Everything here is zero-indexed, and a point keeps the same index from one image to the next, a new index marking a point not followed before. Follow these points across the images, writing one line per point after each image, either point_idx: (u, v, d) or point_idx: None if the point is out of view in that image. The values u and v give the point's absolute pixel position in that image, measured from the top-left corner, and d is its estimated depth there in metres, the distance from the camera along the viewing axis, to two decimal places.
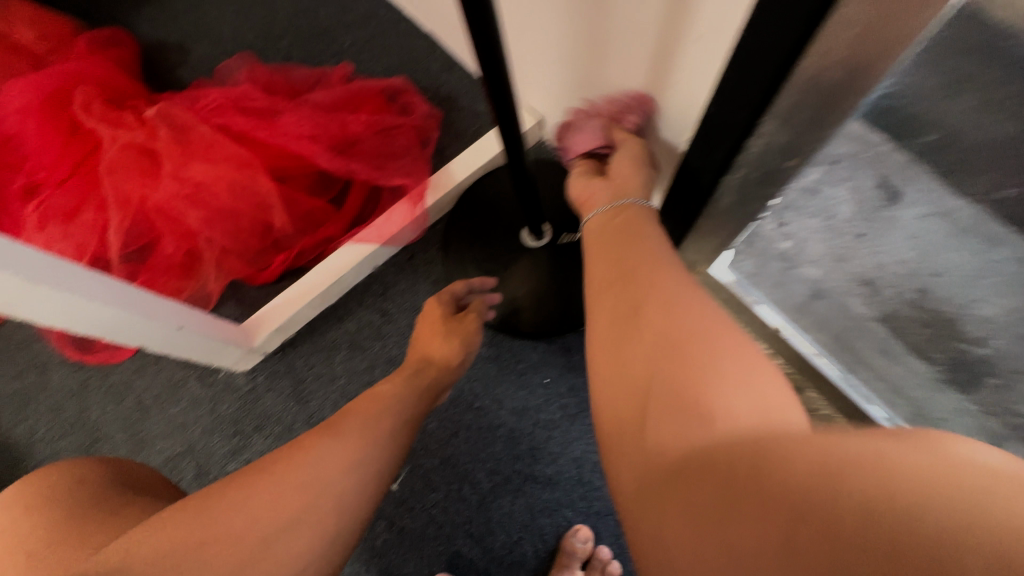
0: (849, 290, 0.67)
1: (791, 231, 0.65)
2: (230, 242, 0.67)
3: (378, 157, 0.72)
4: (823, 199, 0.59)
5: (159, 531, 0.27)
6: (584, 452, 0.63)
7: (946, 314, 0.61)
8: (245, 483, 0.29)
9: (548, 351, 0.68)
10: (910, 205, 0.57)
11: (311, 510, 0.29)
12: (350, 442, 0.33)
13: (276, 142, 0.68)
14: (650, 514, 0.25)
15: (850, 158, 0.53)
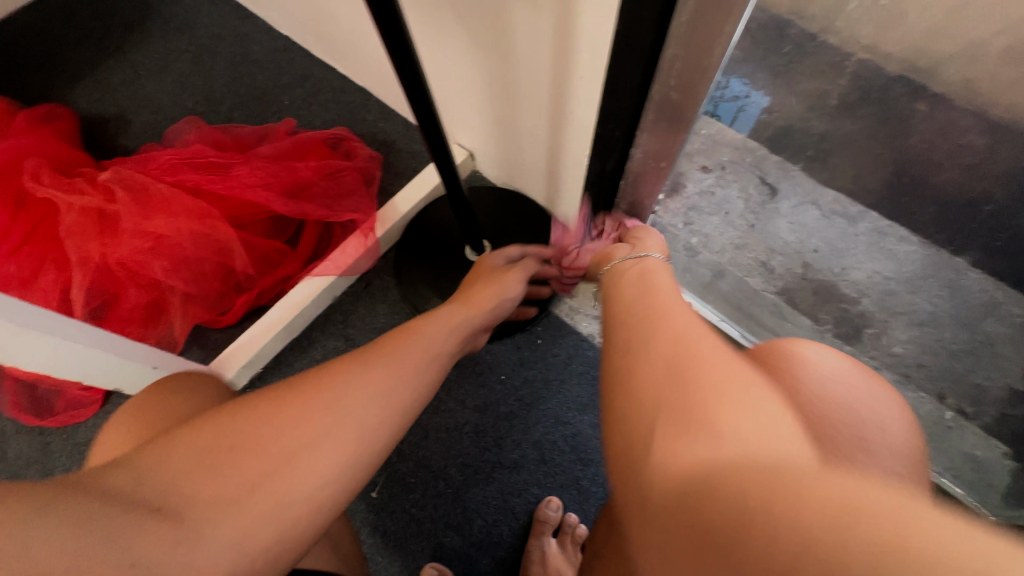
0: (750, 271, 0.82)
1: (698, 227, 0.82)
2: (192, 288, 0.72)
3: (327, 198, 0.80)
4: (717, 199, 0.81)
5: (192, 433, 0.29)
6: (543, 435, 0.71)
7: (827, 282, 0.79)
8: (275, 405, 0.32)
9: (502, 351, 0.76)
10: (785, 198, 0.79)
11: (332, 429, 0.31)
12: (389, 377, 0.36)
13: (230, 192, 0.74)
14: (635, 521, 0.23)
15: (731, 164, 0.78)
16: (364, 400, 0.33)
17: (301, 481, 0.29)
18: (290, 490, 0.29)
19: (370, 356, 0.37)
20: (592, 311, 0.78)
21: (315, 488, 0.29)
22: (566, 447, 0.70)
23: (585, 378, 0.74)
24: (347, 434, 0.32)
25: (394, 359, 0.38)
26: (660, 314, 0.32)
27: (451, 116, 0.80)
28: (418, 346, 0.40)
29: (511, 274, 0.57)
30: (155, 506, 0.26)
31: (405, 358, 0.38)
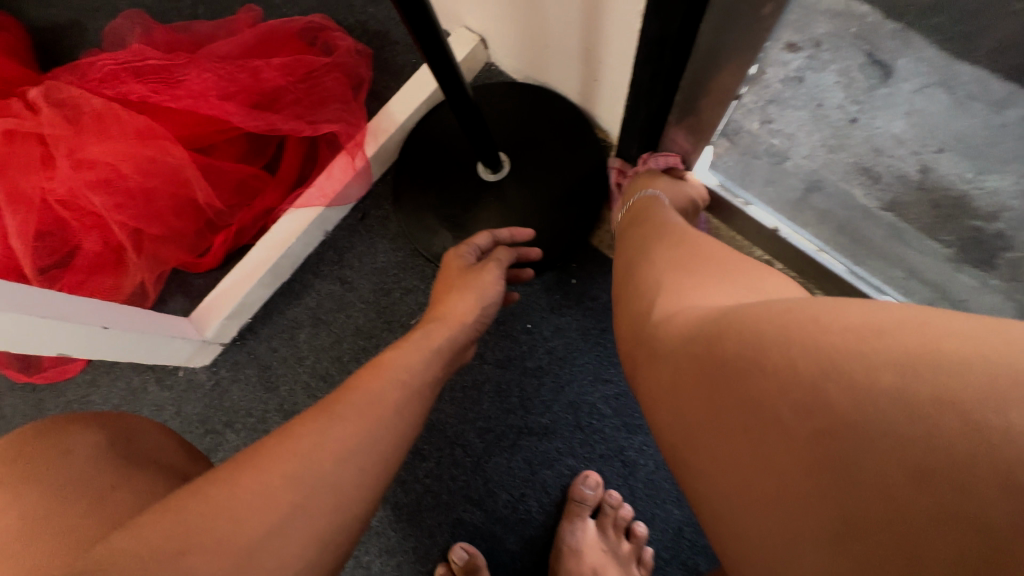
0: (848, 178, 0.59)
1: (779, 126, 0.57)
2: (154, 228, 0.60)
3: (304, 107, 0.63)
4: (807, 87, 0.54)
5: (133, 534, 0.22)
6: (579, 396, 0.58)
7: (955, 192, 0.55)
8: (236, 470, 0.24)
9: (526, 295, 0.62)
10: (902, 80, 0.52)
11: (318, 496, 0.24)
12: (356, 424, 0.28)
13: (182, 104, 0.59)
14: (697, 447, 0.26)
15: (829, 37, 0.50)
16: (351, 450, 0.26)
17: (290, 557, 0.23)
18: (286, 570, 0.23)
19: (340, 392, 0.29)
20: None
21: None
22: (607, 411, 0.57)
23: None
24: (334, 491, 0.25)
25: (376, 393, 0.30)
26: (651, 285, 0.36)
27: None
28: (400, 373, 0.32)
29: (484, 272, 0.43)
30: None
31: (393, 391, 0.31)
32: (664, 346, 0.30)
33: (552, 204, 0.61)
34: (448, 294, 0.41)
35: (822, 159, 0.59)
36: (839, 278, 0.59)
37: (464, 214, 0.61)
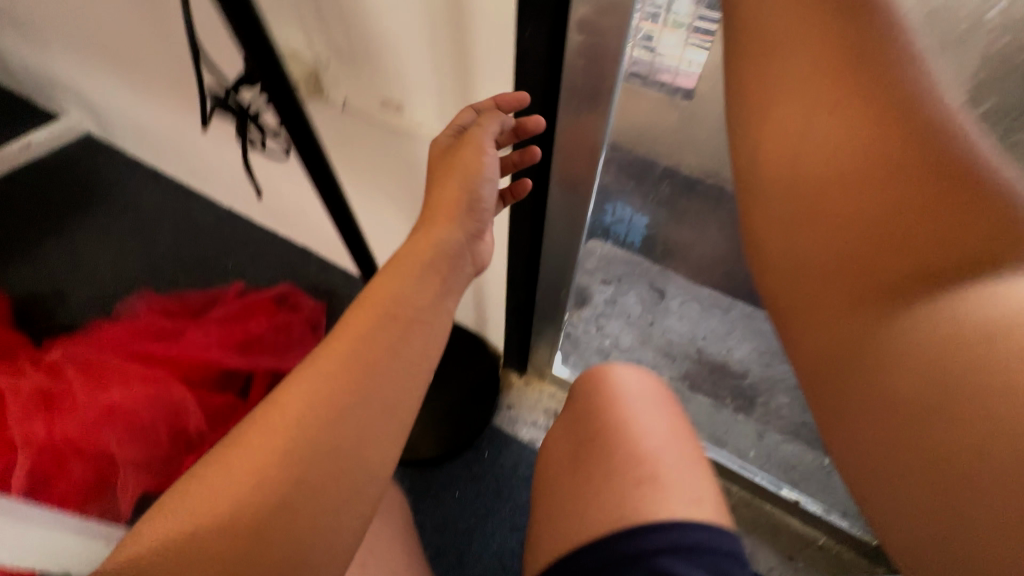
0: (656, 363, 0.91)
1: (608, 331, 0.91)
2: (143, 453, 0.73)
3: (278, 348, 0.87)
4: (619, 306, 0.89)
5: (196, 487, 0.30)
6: (502, 543, 0.76)
7: (718, 359, 0.90)
8: (246, 434, 0.32)
9: (452, 468, 0.83)
10: (672, 298, 0.87)
11: (325, 482, 0.32)
12: (351, 391, 0.34)
13: (186, 354, 0.81)
14: (824, 311, 0.35)
15: (627, 277, 0.84)
16: (349, 462, 0.33)
17: (319, 537, 0.31)
18: (298, 540, 0.31)
19: (319, 368, 0.34)
20: (531, 419, 0.90)
21: (319, 548, 0.31)
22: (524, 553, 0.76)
23: (533, 481, 0.82)
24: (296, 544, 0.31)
25: (377, 376, 0.35)
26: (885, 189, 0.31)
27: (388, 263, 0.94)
28: (387, 346, 0.36)
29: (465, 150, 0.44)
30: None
31: (393, 373, 0.36)
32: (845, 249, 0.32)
33: (464, 398, 0.87)
34: (435, 209, 0.44)
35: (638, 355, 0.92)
36: None
37: (402, 414, 0.85)
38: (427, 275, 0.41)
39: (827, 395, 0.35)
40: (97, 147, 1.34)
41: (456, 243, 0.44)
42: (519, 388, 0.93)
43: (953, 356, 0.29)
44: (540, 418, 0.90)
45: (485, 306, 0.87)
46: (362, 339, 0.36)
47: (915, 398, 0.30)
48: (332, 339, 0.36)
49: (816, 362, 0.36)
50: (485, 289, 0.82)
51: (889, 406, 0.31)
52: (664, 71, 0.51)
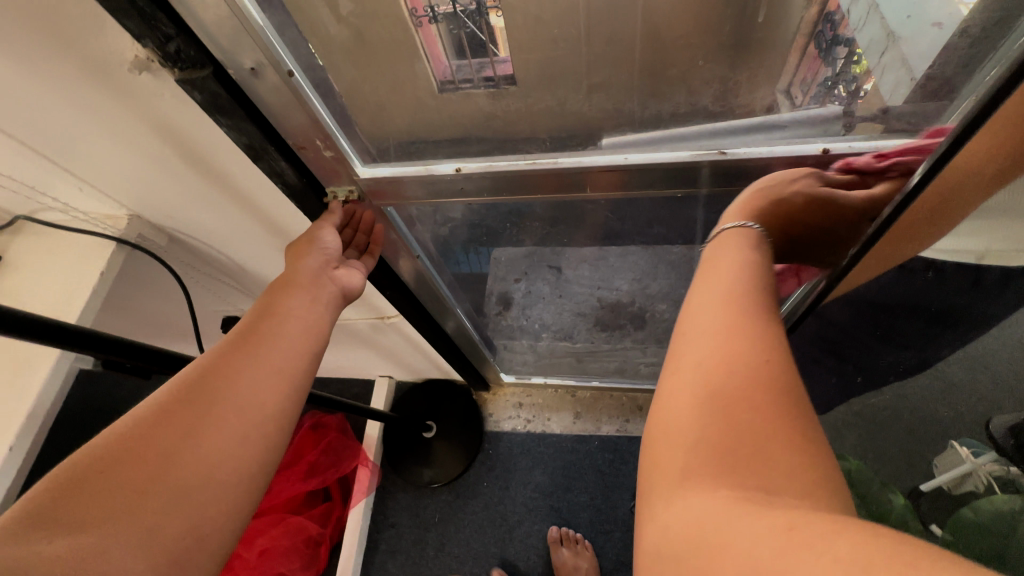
0: (575, 323, 1.20)
1: (532, 317, 1.20)
2: (298, 562, 1.17)
3: (332, 459, 1.27)
4: (528, 285, 1.09)
5: (83, 466, 0.42)
6: (523, 497, 1.24)
7: (622, 301, 1.11)
8: (135, 429, 0.45)
9: (475, 470, 1.29)
10: (564, 264, 1.00)
11: (181, 464, 0.45)
12: (225, 389, 0.50)
13: (280, 496, 1.18)
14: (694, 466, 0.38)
15: (519, 261, 0.99)
16: (221, 428, 0.48)
17: (168, 512, 0.42)
18: (133, 513, 0.41)
19: (199, 376, 0.50)
20: (508, 414, 1.34)
21: (167, 513, 0.42)
22: (538, 495, 1.24)
23: (524, 452, 1.29)
24: None
25: (244, 389, 0.50)
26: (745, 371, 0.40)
27: (367, 368, 1.33)
28: (278, 349, 0.55)
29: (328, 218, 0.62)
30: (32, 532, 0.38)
31: (257, 377, 0.52)
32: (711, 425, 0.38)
33: (460, 427, 1.31)
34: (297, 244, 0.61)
35: (561, 322, 1.21)
36: (577, 383, 1.34)
37: (429, 456, 1.29)
38: (299, 297, 0.58)
39: (694, 410, 0.39)
40: (97, 377, 1.60)
41: (308, 277, 0.60)
42: (490, 399, 1.36)
43: (744, 374, 0.39)
44: (512, 411, 1.34)
45: (443, 367, 1.27)
46: (265, 341, 0.54)
47: (710, 386, 0.40)
48: (240, 347, 0.53)
49: (689, 397, 0.40)
50: (437, 362, 1.22)
51: (699, 401, 0.39)
52: (478, 61, 0.59)
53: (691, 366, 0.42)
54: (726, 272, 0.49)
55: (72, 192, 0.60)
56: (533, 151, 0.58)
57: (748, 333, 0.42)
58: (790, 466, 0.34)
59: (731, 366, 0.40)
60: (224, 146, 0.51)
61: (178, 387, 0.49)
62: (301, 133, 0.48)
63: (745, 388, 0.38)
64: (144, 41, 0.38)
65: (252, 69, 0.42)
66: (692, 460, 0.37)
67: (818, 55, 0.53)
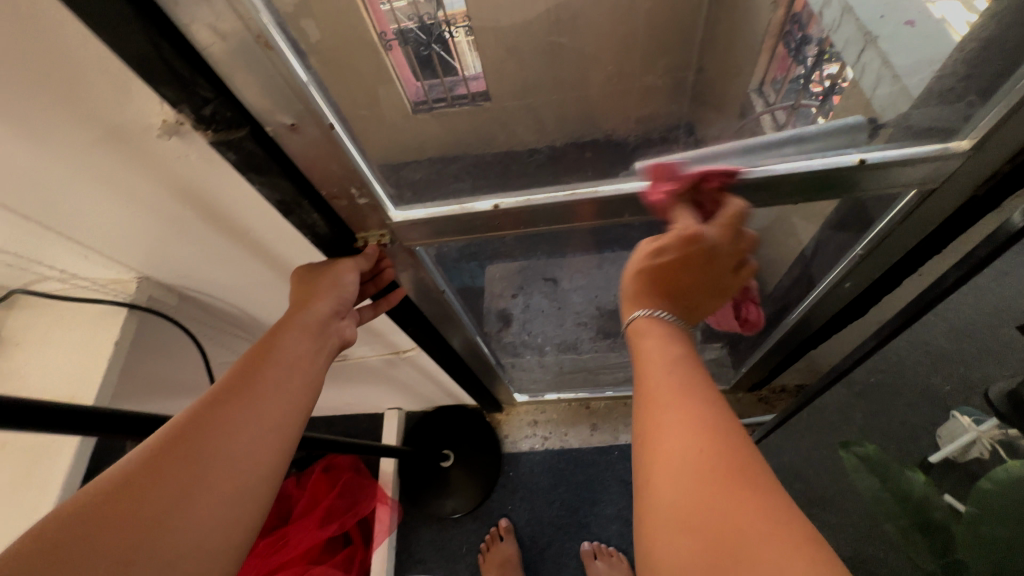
0: (579, 334, 1.18)
1: (534, 333, 1.18)
2: None
3: (350, 501, 1.23)
4: (527, 303, 1.06)
5: (79, 516, 0.40)
6: (550, 515, 1.23)
7: (626, 308, 1.10)
8: (138, 477, 0.44)
9: (498, 494, 1.27)
10: (560, 277, 0.98)
11: (177, 519, 0.44)
12: (231, 434, 0.49)
13: (301, 544, 1.12)
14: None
15: (518, 279, 0.95)
16: (216, 490, 0.46)
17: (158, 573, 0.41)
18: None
19: (206, 417, 0.49)
20: (524, 434, 1.32)
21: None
22: (565, 512, 1.22)
23: (546, 470, 1.27)
24: None
25: (245, 435, 0.50)
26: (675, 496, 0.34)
27: (377, 403, 1.29)
28: (276, 400, 0.53)
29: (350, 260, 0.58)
30: None
31: (266, 418, 0.52)
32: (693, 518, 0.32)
33: (478, 452, 1.29)
34: (317, 281, 0.57)
35: (564, 334, 1.20)
36: (591, 395, 1.33)
37: (449, 486, 1.27)
38: (300, 341, 0.57)
39: (673, 492, 0.34)
40: None
41: (314, 320, 0.57)
42: (505, 420, 1.35)
43: (717, 456, 0.34)
44: (528, 429, 1.33)
45: (455, 394, 1.25)
46: (265, 388, 0.53)
47: (691, 469, 0.34)
48: (248, 386, 0.52)
49: (674, 480, 0.34)
50: (451, 389, 1.19)
51: (685, 487, 0.33)
52: (455, 81, 0.56)
53: (664, 454, 0.36)
54: (650, 377, 0.42)
55: (75, 259, 0.56)
56: (569, 182, 0.56)
57: (710, 417, 0.37)
58: (783, 560, 0.29)
59: (706, 449, 0.34)
60: (249, 204, 0.49)
61: (176, 432, 0.47)
62: (335, 182, 0.46)
63: (725, 471, 0.33)
64: (180, 107, 0.36)
65: (290, 125, 0.40)
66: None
67: (789, 54, 0.60)
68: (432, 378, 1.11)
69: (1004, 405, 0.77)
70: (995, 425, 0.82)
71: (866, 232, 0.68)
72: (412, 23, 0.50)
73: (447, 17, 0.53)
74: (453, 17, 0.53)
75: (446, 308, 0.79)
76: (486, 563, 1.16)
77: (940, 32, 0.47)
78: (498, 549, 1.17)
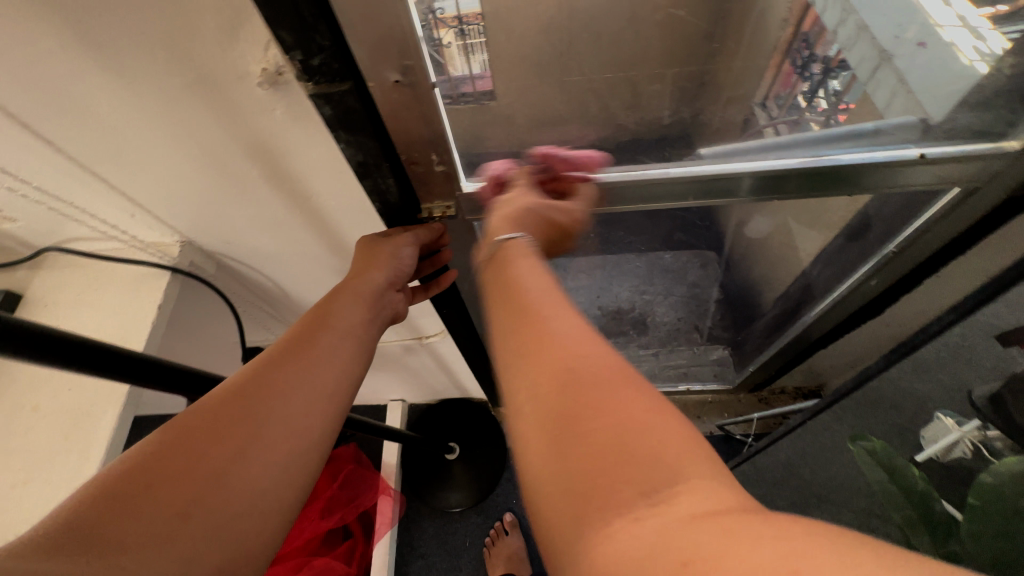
0: None
1: None
2: None
3: (353, 491, 1.21)
4: None
5: (140, 467, 0.37)
6: None
7: (627, 305, 1.18)
8: (197, 429, 0.40)
9: (503, 488, 1.26)
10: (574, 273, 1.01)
11: (235, 477, 0.40)
12: (289, 391, 0.45)
13: (303, 533, 1.08)
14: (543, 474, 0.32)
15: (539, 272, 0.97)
16: (270, 453, 0.42)
17: (214, 533, 0.37)
18: (176, 541, 0.35)
19: (263, 373, 0.45)
20: None
21: (215, 537, 0.37)
22: None
23: None
24: None
25: (302, 394, 0.46)
26: (523, 391, 0.35)
27: (382, 393, 1.28)
28: (330, 367, 0.49)
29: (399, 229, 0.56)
30: (79, 539, 0.31)
31: (323, 379, 0.48)
32: (552, 414, 0.32)
33: (484, 445, 1.28)
34: (375, 250, 0.55)
35: None
36: None
37: (455, 479, 1.25)
38: (354, 309, 0.53)
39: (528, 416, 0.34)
40: None
41: (370, 290, 0.54)
42: None
43: (585, 368, 0.34)
44: None
45: (465, 387, 1.24)
46: (319, 354, 0.49)
47: (551, 384, 0.34)
48: (304, 343, 0.49)
49: (536, 418, 0.33)
50: (462, 381, 1.19)
51: (542, 429, 0.32)
52: (467, 79, 0.56)
53: (526, 397, 0.35)
54: (524, 289, 0.43)
55: (125, 216, 0.54)
56: (637, 166, 0.60)
57: (581, 336, 0.37)
58: (654, 458, 0.29)
59: (567, 375, 0.34)
60: (324, 167, 0.49)
61: (230, 391, 0.43)
62: (418, 146, 0.46)
63: (587, 387, 0.33)
64: (291, 54, 0.36)
65: (394, 82, 0.40)
66: (562, 505, 0.30)
67: (794, 71, 0.74)
68: (446, 368, 1.10)
69: (987, 406, 0.81)
70: (977, 425, 0.85)
71: (896, 232, 0.73)
72: (429, 23, 0.46)
73: (455, 16, 0.51)
74: (466, 17, 0.54)
75: (481, 292, 0.80)
76: (492, 556, 1.15)
77: (949, 53, 0.56)
78: (504, 543, 1.16)
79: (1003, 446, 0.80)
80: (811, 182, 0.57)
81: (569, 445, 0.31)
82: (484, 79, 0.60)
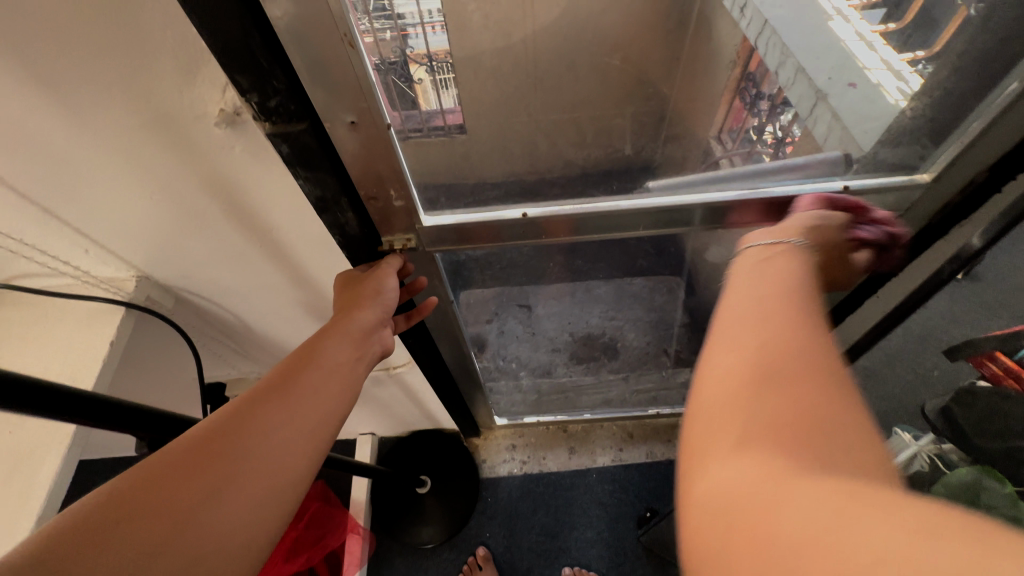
0: (553, 358, 1.27)
1: (510, 358, 1.22)
2: None
3: (319, 531, 1.16)
4: (509, 330, 1.14)
5: (106, 509, 0.35)
6: (528, 542, 1.21)
7: (597, 331, 1.23)
8: (173, 467, 0.38)
9: (476, 521, 1.24)
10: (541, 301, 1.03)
11: (211, 518, 0.38)
12: (273, 428, 0.44)
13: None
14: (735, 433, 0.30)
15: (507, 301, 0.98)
16: (250, 494, 0.40)
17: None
18: None
19: (250, 411, 0.44)
20: (502, 458, 1.31)
21: None
22: (545, 538, 1.21)
23: (524, 495, 1.26)
24: None
25: (288, 431, 0.44)
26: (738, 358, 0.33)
27: (351, 427, 1.25)
28: (317, 403, 0.47)
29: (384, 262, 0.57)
30: None
31: (309, 415, 0.46)
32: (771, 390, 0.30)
33: (456, 478, 1.26)
34: (356, 290, 0.55)
35: (539, 359, 1.26)
36: (568, 420, 1.34)
37: (427, 513, 1.22)
38: (343, 345, 0.52)
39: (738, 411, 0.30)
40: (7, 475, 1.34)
41: (356, 327, 0.53)
42: (484, 446, 1.33)
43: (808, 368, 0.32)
44: (507, 454, 1.32)
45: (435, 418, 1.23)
46: (306, 390, 0.47)
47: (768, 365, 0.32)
48: (289, 379, 0.47)
49: (745, 390, 0.31)
50: (433, 411, 1.17)
51: (749, 399, 0.30)
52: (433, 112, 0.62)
53: (725, 374, 0.33)
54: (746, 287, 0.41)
55: (78, 252, 0.53)
56: (589, 201, 0.62)
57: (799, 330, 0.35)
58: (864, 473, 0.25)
59: (784, 372, 0.31)
60: (283, 203, 0.50)
61: (212, 429, 0.41)
62: (379, 183, 0.48)
63: (812, 392, 0.30)
64: (247, 96, 0.37)
65: (349, 122, 0.42)
66: (733, 465, 0.28)
67: (744, 108, 0.79)
68: (416, 399, 1.09)
69: (941, 420, 0.83)
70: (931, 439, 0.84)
71: None
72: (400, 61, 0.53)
73: (425, 54, 0.59)
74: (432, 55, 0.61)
75: (446, 322, 0.80)
76: None
77: (878, 93, 0.63)
78: None
79: (959, 458, 0.79)
80: (760, 214, 0.60)
81: (781, 423, 0.29)
82: (454, 113, 0.66)
